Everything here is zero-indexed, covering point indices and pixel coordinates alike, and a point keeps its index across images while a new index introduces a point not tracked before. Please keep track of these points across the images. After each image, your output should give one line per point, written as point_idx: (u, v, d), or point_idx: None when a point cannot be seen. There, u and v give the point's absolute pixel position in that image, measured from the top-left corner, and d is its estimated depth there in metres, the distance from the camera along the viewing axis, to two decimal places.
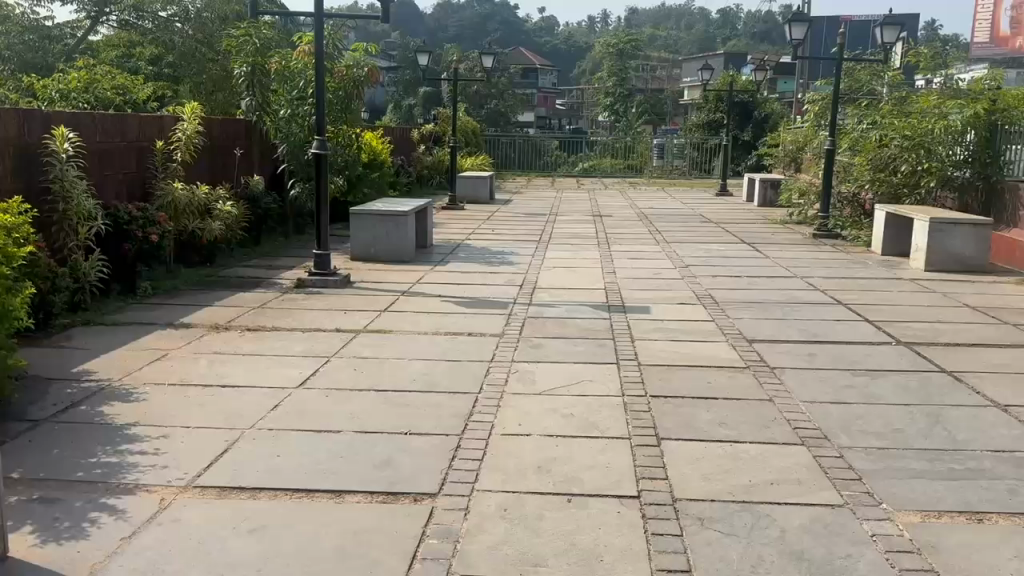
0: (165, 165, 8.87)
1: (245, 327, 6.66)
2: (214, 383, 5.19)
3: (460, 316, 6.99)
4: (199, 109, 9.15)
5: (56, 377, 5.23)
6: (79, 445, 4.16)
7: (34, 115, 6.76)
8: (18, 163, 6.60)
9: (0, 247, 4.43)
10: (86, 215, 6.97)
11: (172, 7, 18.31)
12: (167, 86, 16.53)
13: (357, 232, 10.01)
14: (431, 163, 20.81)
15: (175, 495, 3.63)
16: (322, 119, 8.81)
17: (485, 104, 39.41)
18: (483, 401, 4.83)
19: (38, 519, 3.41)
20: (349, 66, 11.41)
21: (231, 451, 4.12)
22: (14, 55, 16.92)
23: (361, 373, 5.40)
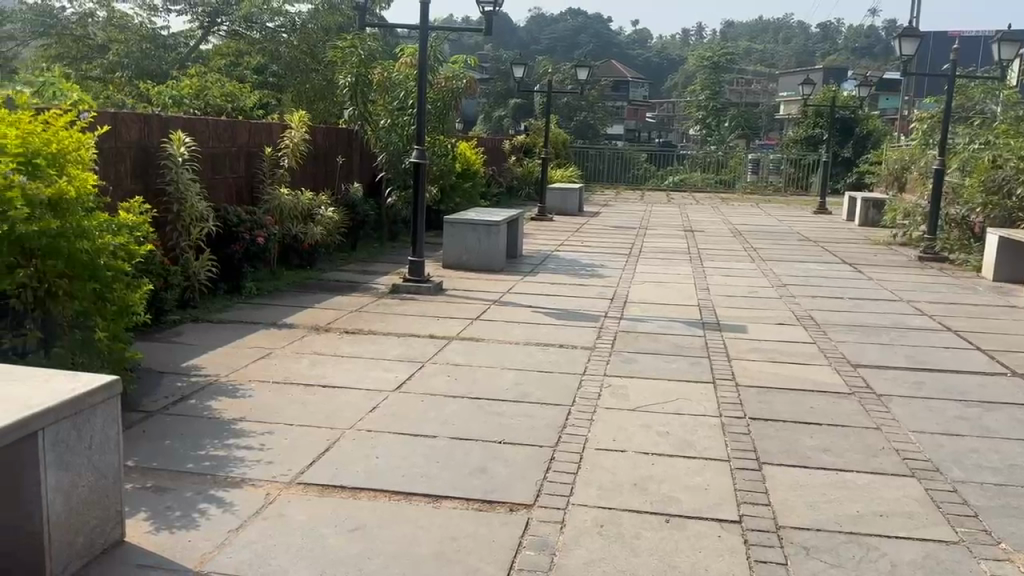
0: (272, 170, 9.20)
1: (343, 329, 6.83)
2: (315, 383, 5.33)
3: (552, 328, 6.99)
4: (307, 117, 9.50)
5: (167, 370, 5.47)
6: (189, 437, 4.33)
7: (154, 120, 7.12)
8: (139, 167, 6.96)
9: (122, 243, 4.64)
10: (199, 216, 7.28)
11: (279, 18, 18.94)
12: (272, 95, 17.04)
13: (451, 240, 10.13)
14: (521, 174, 20.93)
15: (279, 491, 3.73)
16: (422, 128, 8.96)
17: (575, 116, 39.42)
18: (577, 413, 4.81)
19: (152, 507, 3.57)
20: (449, 77, 11.65)
21: (332, 450, 4.22)
22: (132, 62, 17.52)
23: (455, 380, 5.45)
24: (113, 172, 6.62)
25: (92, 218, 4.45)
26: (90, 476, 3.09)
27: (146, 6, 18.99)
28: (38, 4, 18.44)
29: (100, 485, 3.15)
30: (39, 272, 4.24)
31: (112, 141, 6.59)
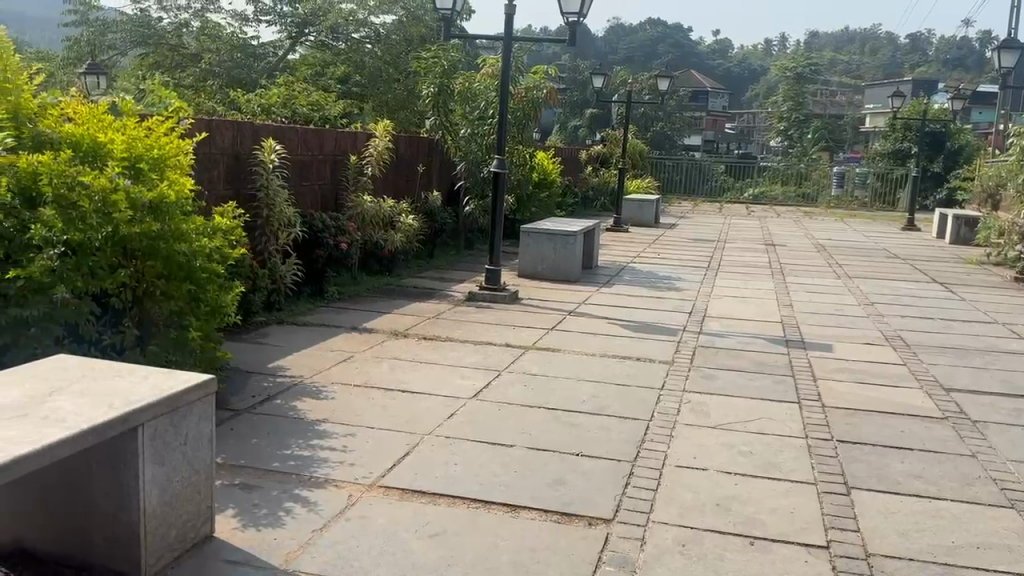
0: (357, 178, 9.38)
1: (422, 335, 6.91)
2: (394, 388, 5.40)
3: (629, 340, 6.92)
4: (391, 126, 9.67)
5: (255, 371, 5.63)
6: (275, 436, 4.44)
7: (247, 129, 7.35)
8: (231, 172, 7.20)
9: (218, 246, 4.83)
10: (286, 221, 7.48)
11: (363, 29, 19.40)
12: (354, 105, 17.43)
13: (527, 250, 10.16)
14: (597, 184, 20.85)
15: (362, 492, 3.80)
16: (502, 138, 8.98)
17: (652, 126, 39.00)
18: (656, 428, 4.75)
19: (240, 504, 3.67)
20: (529, 88, 11.73)
21: (411, 455, 4.26)
22: (223, 71, 18.26)
23: (532, 390, 5.45)
24: (207, 178, 6.85)
25: (190, 221, 4.64)
26: (185, 471, 3.19)
27: (237, 17, 19.57)
28: (137, 15, 19.14)
29: (194, 479, 3.25)
30: (139, 272, 4.47)
31: (206, 148, 6.83)
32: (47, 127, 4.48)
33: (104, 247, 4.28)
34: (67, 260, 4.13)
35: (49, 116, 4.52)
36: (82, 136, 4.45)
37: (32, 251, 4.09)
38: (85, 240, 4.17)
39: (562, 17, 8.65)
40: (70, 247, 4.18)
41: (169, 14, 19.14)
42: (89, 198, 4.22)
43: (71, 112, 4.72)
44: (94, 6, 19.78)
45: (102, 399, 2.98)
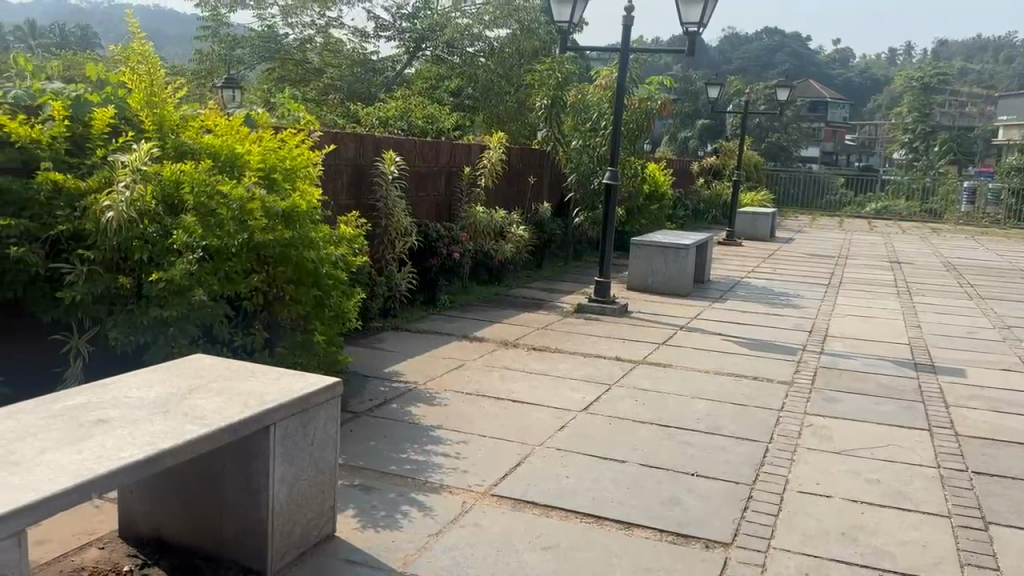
0: (470, 189, 9.55)
1: (532, 346, 6.94)
2: (506, 397, 5.44)
3: (745, 358, 6.74)
4: (505, 138, 9.77)
5: (372, 374, 5.80)
6: (391, 439, 4.56)
7: (369, 141, 7.59)
8: (353, 183, 7.47)
9: (343, 253, 5.04)
10: (403, 231, 7.71)
11: (478, 43, 19.51)
12: (467, 119, 17.69)
13: (637, 262, 10.08)
14: (709, 197, 20.47)
15: (475, 500, 3.84)
16: (616, 149, 8.90)
17: (767, 137, 37.97)
18: (776, 451, 4.60)
19: (359, 505, 3.76)
20: (643, 99, 11.63)
21: (524, 465, 4.28)
22: (345, 85, 18.89)
23: (644, 406, 5.38)
24: (332, 188, 7.13)
25: (318, 230, 4.85)
26: (311, 471, 3.30)
27: (358, 32, 20.15)
28: (265, 31, 20.00)
29: (319, 479, 3.35)
30: (270, 277, 4.69)
31: (332, 159, 7.11)
32: (188, 138, 4.73)
33: (240, 254, 4.47)
34: (206, 264, 4.34)
35: (190, 128, 4.79)
36: (221, 146, 4.71)
37: (172, 256, 4.32)
38: (222, 246, 4.37)
39: (682, 27, 8.53)
40: (208, 253, 4.39)
41: (295, 29, 19.90)
42: (227, 207, 4.45)
43: (210, 124, 5.00)
44: (225, 22, 20.69)
45: (237, 399, 3.12)
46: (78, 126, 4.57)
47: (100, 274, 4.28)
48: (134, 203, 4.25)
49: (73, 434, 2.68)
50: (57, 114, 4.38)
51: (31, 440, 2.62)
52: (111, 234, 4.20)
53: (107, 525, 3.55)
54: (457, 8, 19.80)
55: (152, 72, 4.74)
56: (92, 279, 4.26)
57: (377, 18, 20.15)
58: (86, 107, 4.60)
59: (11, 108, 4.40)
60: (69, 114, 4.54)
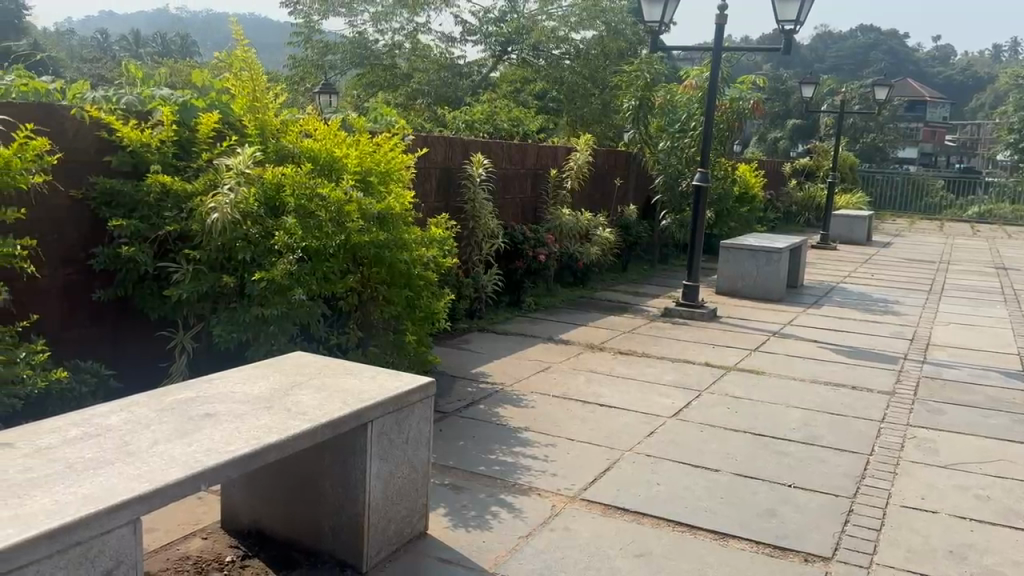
0: (556, 191, 9.55)
1: (618, 349, 6.88)
2: (593, 401, 5.40)
3: (842, 366, 6.52)
4: (593, 140, 9.72)
5: (459, 375, 5.85)
6: (479, 440, 4.58)
7: (457, 145, 7.66)
8: (442, 186, 7.55)
9: (435, 254, 5.10)
10: (490, 233, 7.77)
11: (564, 45, 19.48)
12: (552, 123, 17.62)
13: (728, 266, 9.88)
14: (801, 199, 19.91)
15: (565, 504, 3.82)
16: (706, 150, 8.72)
17: (862, 138, 36.68)
18: (876, 464, 4.43)
19: (450, 504, 3.80)
20: (734, 99, 11.44)
21: (613, 470, 4.24)
22: (431, 89, 19.06)
23: (736, 413, 5.26)
24: (422, 191, 7.23)
25: (411, 232, 4.93)
26: (405, 469, 3.34)
27: (445, 36, 20.29)
28: (355, 37, 20.33)
29: (412, 477, 3.39)
30: (364, 278, 4.77)
31: (422, 162, 7.21)
32: (289, 142, 4.86)
33: (337, 255, 4.58)
34: (304, 265, 4.46)
35: (290, 132, 4.91)
36: (319, 151, 4.82)
37: (273, 256, 4.46)
38: (320, 248, 4.47)
39: (778, 25, 8.32)
40: (306, 254, 4.50)
41: (385, 35, 20.20)
42: (326, 209, 4.55)
43: (308, 129, 5.12)
44: (318, 29, 21.14)
45: (336, 396, 3.19)
46: (185, 131, 4.75)
47: (204, 273, 4.45)
48: (238, 205, 4.40)
49: (182, 427, 2.78)
50: (166, 119, 4.57)
51: (144, 432, 2.73)
52: (216, 235, 4.36)
53: (210, 516, 3.68)
54: (544, 11, 19.74)
55: (255, 78, 4.88)
56: (197, 278, 4.43)
57: (464, 23, 20.23)
58: (192, 112, 4.78)
59: (123, 113, 4.60)
60: (177, 119, 4.72)
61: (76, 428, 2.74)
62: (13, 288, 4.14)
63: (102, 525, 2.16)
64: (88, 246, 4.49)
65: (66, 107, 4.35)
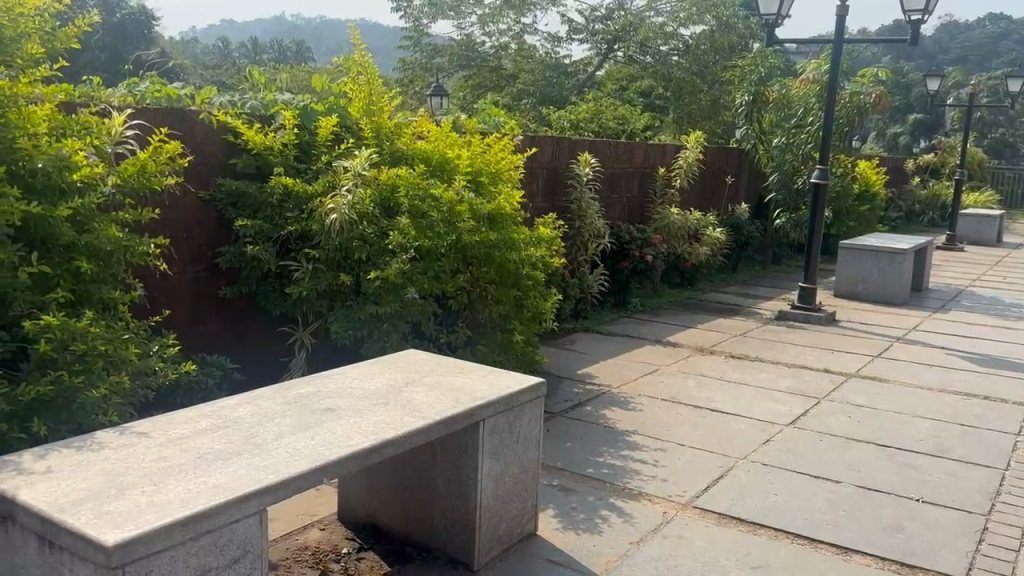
0: (664, 190, 9.38)
1: (729, 353, 6.70)
2: (705, 406, 5.28)
3: (973, 375, 6.14)
4: (703, 138, 9.51)
5: (566, 376, 5.83)
6: (587, 442, 4.55)
7: (563, 144, 7.63)
8: (549, 186, 7.54)
9: (543, 254, 5.12)
10: (596, 233, 7.71)
11: (672, 41, 19.04)
12: (658, 122, 17.31)
13: (846, 267, 9.47)
14: (925, 198, 18.89)
15: (676, 511, 3.74)
16: (826, 146, 8.36)
17: (992, 133, 34.52)
18: (1013, 480, 4.15)
19: (559, 505, 3.78)
20: (855, 93, 11.06)
21: (726, 478, 4.13)
22: (536, 89, 19.03)
23: (857, 422, 5.03)
24: (529, 191, 7.24)
25: (520, 232, 4.96)
26: (516, 468, 3.34)
27: (552, 36, 20.21)
28: (463, 40, 20.52)
29: (523, 477, 3.38)
30: (473, 278, 4.82)
31: (530, 162, 7.23)
32: (403, 144, 4.97)
33: (448, 254, 4.63)
34: (417, 264, 4.54)
35: (404, 134, 5.01)
36: (433, 152, 4.91)
37: (388, 255, 4.54)
38: (432, 247, 4.55)
39: (903, 15, 7.93)
40: (419, 253, 4.58)
41: (491, 37, 20.31)
42: (438, 209, 4.62)
43: (421, 130, 5.21)
44: (427, 33, 21.47)
45: (449, 394, 3.22)
46: (306, 134, 4.90)
47: (323, 271, 4.59)
48: (354, 206, 4.51)
49: (305, 421, 2.87)
50: (289, 123, 4.74)
51: (269, 424, 2.83)
52: (335, 234, 4.48)
53: (326, 508, 3.78)
54: (651, 7, 19.49)
55: (371, 82, 5.04)
56: (316, 276, 4.58)
57: (571, 22, 20.10)
58: (312, 116, 4.93)
59: (248, 118, 4.80)
60: (298, 123, 4.88)
61: (206, 420, 2.87)
62: (147, 284, 4.39)
63: (230, 514, 2.25)
64: (215, 246, 4.71)
65: (196, 112, 4.58)
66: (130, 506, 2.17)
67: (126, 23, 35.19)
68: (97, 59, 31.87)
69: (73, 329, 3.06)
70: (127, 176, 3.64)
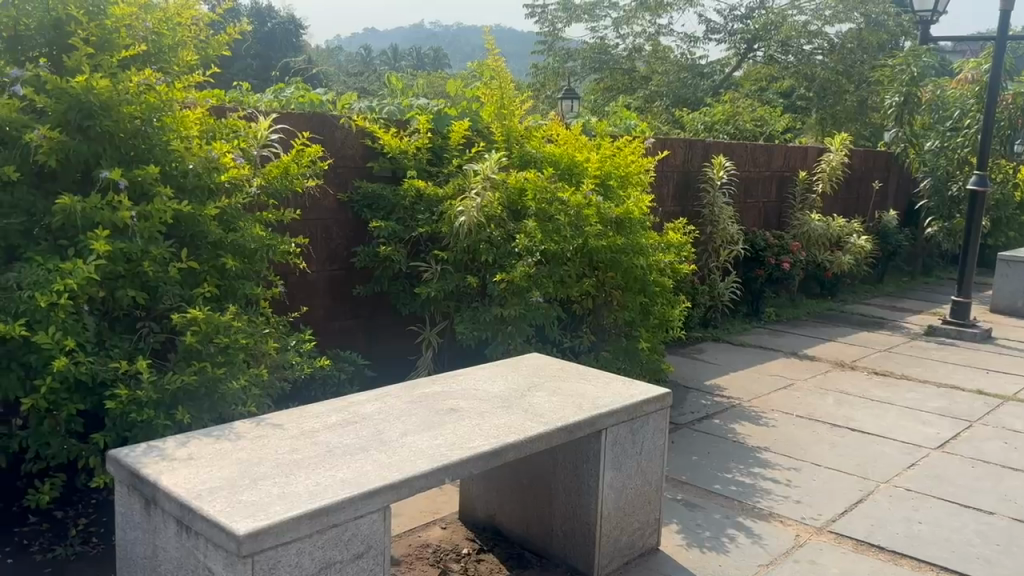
0: (804, 196, 8.98)
1: (871, 369, 6.32)
2: (843, 424, 4.99)
3: None
4: (849, 139, 9.04)
5: (694, 386, 5.65)
6: (715, 457, 4.38)
7: (697, 146, 7.43)
8: (681, 189, 7.37)
9: (672, 260, 4.99)
10: (729, 239, 7.46)
11: (817, 40, 18.21)
12: (799, 124, 16.61)
13: (1005, 281, 8.76)
14: None
15: (810, 535, 3.54)
16: (985, 150, 7.74)
17: None
18: None
19: (684, 521, 3.65)
20: (1018, 93, 10.39)
21: (866, 503, 3.87)
22: (669, 90, 18.67)
23: (1015, 450, 4.62)
24: (660, 194, 7.10)
25: (648, 237, 4.85)
26: (639, 480, 3.24)
27: (687, 37, 19.80)
28: (597, 42, 20.41)
29: (645, 489, 3.28)
30: (599, 283, 4.74)
31: (662, 165, 7.09)
32: (533, 148, 4.96)
33: (574, 257, 4.58)
34: (543, 268, 4.52)
35: (534, 137, 5.01)
36: (562, 156, 4.89)
37: (514, 258, 4.55)
38: (559, 251, 4.52)
39: None
40: (545, 257, 4.56)
41: (626, 40, 20.10)
42: (565, 213, 4.58)
43: (551, 134, 5.19)
44: (561, 36, 21.52)
45: (573, 401, 3.17)
46: (439, 138, 4.99)
47: (451, 273, 4.65)
48: (484, 209, 4.55)
49: (429, 420, 2.90)
50: (423, 127, 4.81)
51: (395, 422, 2.87)
52: (463, 236, 4.54)
53: (448, 507, 3.81)
54: (795, 6, 18.60)
55: (503, 85, 4.99)
56: (444, 277, 4.65)
57: (708, 22, 19.61)
58: (445, 121, 5.02)
59: (385, 122, 4.93)
60: (432, 127, 4.97)
61: (337, 415, 2.94)
62: (287, 282, 4.57)
63: (354, 510, 2.28)
64: (352, 246, 4.86)
65: (337, 118, 4.75)
66: (262, 496, 2.24)
67: (277, 32, 37.25)
68: (249, 66, 33.75)
69: (217, 323, 3.21)
70: (271, 178, 3.80)
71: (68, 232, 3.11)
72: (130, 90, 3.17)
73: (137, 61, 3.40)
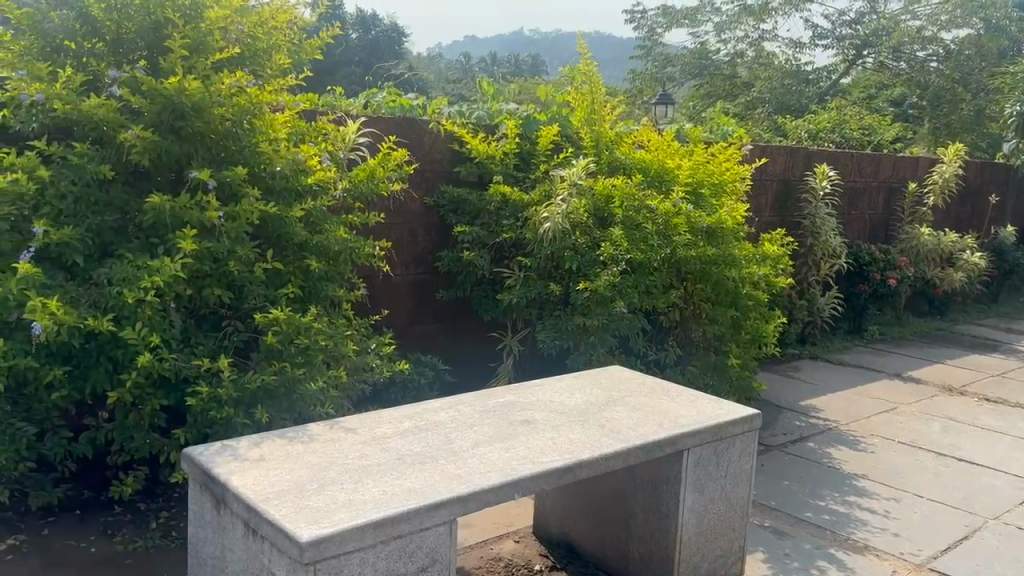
0: (914, 209, 8.50)
1: (982, 395, 5.90)
2: (949, 454, 4.66)
3: None
4: (965, 150, 8.49)
5: (787, 406, 5.39)
6: (807, 482, 4.15)
7: (798, 154, 7.13)
8: (780, 199, 7.08)
9: (766, 272, 4.76)
10: (831, 253, 7.11)
11: (931, 47, 17.31)
12: (910, 134, 15.83)
13: None
14: None
15: (908, 572, 3.29)
16: None
17: None
18: None
19: (771, 550, 3.45)
20: None
21: (972, 540, 3.58)
22: (772, 97, 18.06)
23: None
24: (756, 204, 6.84)
25: (741, 247, 4.65)
26: (722, 505, 3.08)
27: (794, 42, 19.15)
28: (697, 47, 19.96)
29: (729, 514, 3.11)
30: (687, 294, 4.56)
31: (760, 174, 6.83)
32: (623, 154, 4.83)
33: (661, 268, 4.42)
34: (628, 277, 4.38)
35: (624, 143, 4.87)
36: (652, 162, 4.73)
37: (599, 267, 4.43)
38: (645, 260, 4.37)
39: None
40: (631, 266, 4.41)
41: (727, 45, 19.57)
42: (653, 220, 4.43)
43: (642, 140, 5.04)
44: (661, 42, 21.14)
45: (653, 418, 3.04)
46: (527, 143, 4.92)
47: (534, 280, 4.57)
48: (569, 215, 4.45)
49: (502, 431, 2.81)
50: (511, 132, 4.75)
51: (467, 432, 2.80)
52: (547, 243, 4.45)
53: (524, 519, 3.72)
54: (908, 10, 17.80)
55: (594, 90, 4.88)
56: (527, 284, 4.57)
57: (816, 27, 18.91)
58: (534, 126, 4.94)
59: (474, 127, 4.90)
60: (520, 132, 4.91)
61: (410, 421, 2.89)
62: (372, 284, 4.59)
63: (420, 521, 2.22)
64: (437, 251, 4.84)
65: (426, 122, 4.74)
66: (327, 502, 2.21)
67: (380, 38, 38.07)
68: (353, 72, 34.59)
69: (298, 324, 3.22)
70: (357, 181, 3.81)
71: (158, 230, 3.18)
72: (222, 92, 3.22)
73: (232, 63, 3.45)
